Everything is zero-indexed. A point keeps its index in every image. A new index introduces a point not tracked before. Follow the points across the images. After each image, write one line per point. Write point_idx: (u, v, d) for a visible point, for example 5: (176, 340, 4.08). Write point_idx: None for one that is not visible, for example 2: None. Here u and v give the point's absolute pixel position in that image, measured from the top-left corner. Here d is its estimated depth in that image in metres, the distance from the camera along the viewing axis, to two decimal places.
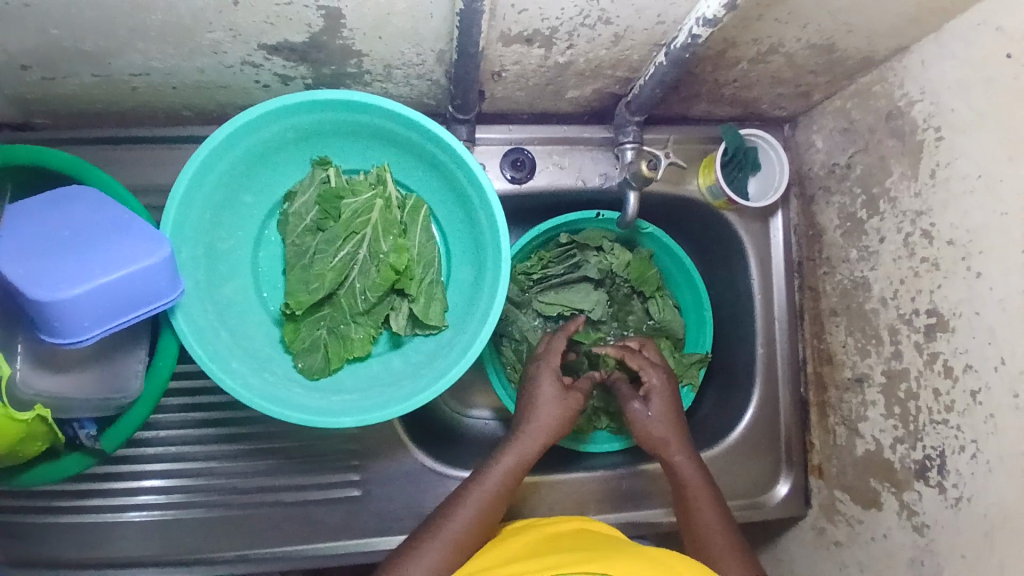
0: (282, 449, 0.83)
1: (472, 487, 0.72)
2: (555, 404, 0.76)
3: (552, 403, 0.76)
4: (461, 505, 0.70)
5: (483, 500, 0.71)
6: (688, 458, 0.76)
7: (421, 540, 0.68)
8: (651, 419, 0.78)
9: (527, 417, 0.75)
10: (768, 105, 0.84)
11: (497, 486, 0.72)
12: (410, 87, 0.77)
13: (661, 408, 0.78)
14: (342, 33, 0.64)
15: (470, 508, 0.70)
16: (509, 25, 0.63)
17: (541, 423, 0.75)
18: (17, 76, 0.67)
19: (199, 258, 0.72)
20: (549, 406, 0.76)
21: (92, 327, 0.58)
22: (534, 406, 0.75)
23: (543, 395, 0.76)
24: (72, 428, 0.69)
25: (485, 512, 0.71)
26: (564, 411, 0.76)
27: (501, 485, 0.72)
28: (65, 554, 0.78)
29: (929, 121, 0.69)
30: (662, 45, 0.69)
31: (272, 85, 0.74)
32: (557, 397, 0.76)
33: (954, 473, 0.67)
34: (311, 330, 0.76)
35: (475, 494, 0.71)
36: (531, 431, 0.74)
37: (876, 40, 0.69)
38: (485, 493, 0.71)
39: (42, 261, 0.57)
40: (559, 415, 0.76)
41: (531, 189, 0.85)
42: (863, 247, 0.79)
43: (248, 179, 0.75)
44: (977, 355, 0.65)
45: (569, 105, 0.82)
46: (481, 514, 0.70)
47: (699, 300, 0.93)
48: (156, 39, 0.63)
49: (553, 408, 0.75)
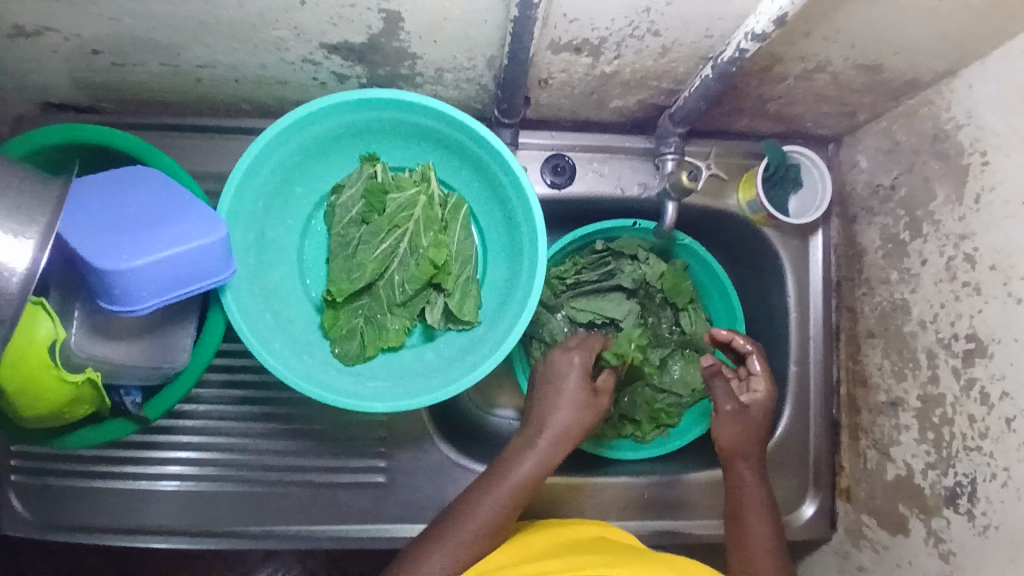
0: (312, 431, 0.85)
1: (490, 486, 0.72)
2: (577, 409, 0.76)
3: (573, 407, 0.76)
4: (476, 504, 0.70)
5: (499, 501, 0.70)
6: (753, 472, 0.80)
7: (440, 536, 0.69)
8: (738, 427, 0.82)
9: (544, 420, 0.75)
10: (811, 122, 0.85)
11: (518, 487, 0.72)
12: (459, 90, 0.79)
13: (754, 417, 0.83)
14: (399, 35, 0.67)
15: (485, 507, 0.70)
16: (559, 33, 0.65)
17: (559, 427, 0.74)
18: (92, 62, 0.72)
19: (250, 242, 0.75)
20: (570, 409, 0.76)
21: (147, 297, 0.62)
22: (553, 408, 0.75)
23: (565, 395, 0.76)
24: (117, 395, 0.73)
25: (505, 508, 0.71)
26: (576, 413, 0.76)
27: (523, 486, 0.72)
28: (103, 518, 0.83)
29: (975, 145, 0.69)
30: (709, 59, 0.70)
31: (328, 82, 0.77)
32: (580, 401, 0.76)
33: (984, 500, 0.66)
34: (349, 317, 0.79)
35: (493, 494, 0.71)
36: (551, 437, 0.74)
37: (925, 62, 0.69)
38: (504, 491, 0.71)
39: (106, 233, 0.61)
40: (580, 422, 0.76)
41: (570, 195, 0.87)
42: (903, 269, 0.78)
43: (300, 171, 0.79)
44: (1014, 381, 0.64)
45: (612, 114, 0.83)
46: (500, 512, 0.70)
47: (732, 312, 0.93)
48: (225, 34, 0.67)
49: (575, 413, 0.75)
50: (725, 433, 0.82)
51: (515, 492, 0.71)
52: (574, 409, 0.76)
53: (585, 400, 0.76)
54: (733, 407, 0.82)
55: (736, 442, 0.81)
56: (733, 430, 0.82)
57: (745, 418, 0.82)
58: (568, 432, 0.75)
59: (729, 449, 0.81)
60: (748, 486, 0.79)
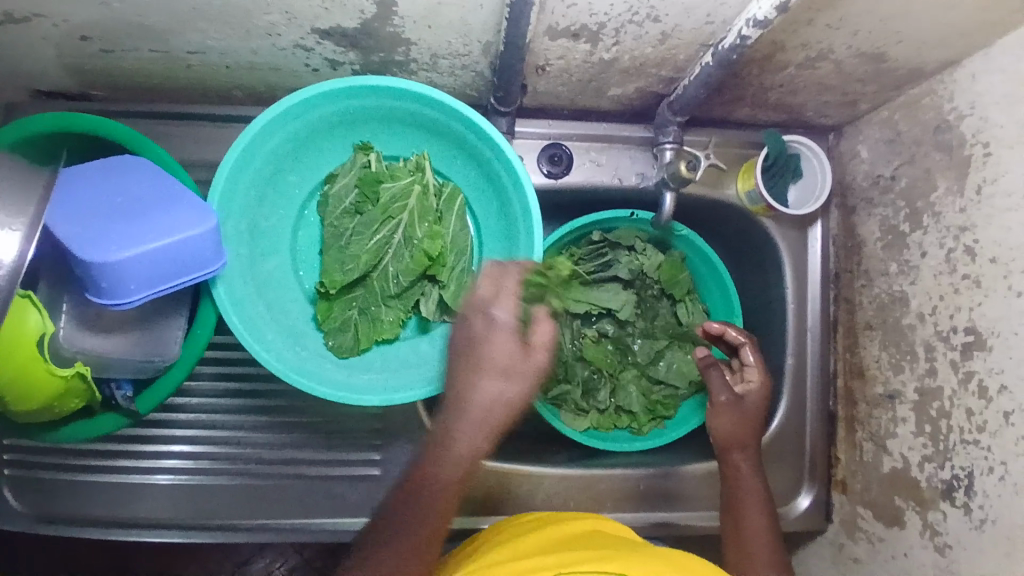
0: (307, 423, 0.85)
1: (419, 481, 0.64)
2: (502, 377, 0.65)
3: (498, 374, 0.65)
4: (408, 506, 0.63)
5: (431, 498, 0.63)
6: (750, 464, 0.81)
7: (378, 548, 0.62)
8: (736, 419, 0.83)
9: (465, 397, 0.65)
10: (813, 112, 0.83)
11: (449, 480, 0.64)
12: (454, 78, 0.78)
13: (750, 410, 0.83)
14: (393, 20, 0.65)
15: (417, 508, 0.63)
16: (557, 19, 0.64)
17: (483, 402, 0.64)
18: (81, 48, 0.70)
19: (242, 232, 0.74)
20: (495, 379, 0.65)
21: (138, 290, 0.61)
22: (476, 379, 0.65)
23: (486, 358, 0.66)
24: (109, 388, 0.72)
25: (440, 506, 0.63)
26: (499, 379, 0.65)
27: (453, 477, 0.64)
28: (95, 512, 0.82)
29: (977, 136, 0.68)
30: (709, 46, 0.69)
31: (321, 69, 0.76)
32: (505, 369, 0.65)
33: (981, 494, 0.66)
34: (343, 309, 0.78)
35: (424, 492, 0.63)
36: (475, 419, 0.65)
37: (928, 51, 0.68)
38: (433, 485, 0.63)
39: (96, 226, 0.60)
40: (508, 395, 0.65)
41: (567, 185, 0.86)
42: (903, 261, 0.77)
43: (293, 159, 0.77)
44: (1012, 375, 0.63)
45: (611, 103, 0.82)
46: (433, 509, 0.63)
47: (729, 303, 0.91)
48: (215, 18, 0.65)
49: (500, 382, 0.65)
50: (721, 425, 0.83)
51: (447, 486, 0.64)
52: (496, 379, 0.65)
53: (503, 359, 0.65)
54: (728, 399, 0.84)
55: (733, 435, 0.82)
56: (729, 422, 0.83)
57: (743, 411, 0.83)
58: (495, 409, 0.65)
59: (725, 441, 0.82)
60: (743, 477, 0.80)
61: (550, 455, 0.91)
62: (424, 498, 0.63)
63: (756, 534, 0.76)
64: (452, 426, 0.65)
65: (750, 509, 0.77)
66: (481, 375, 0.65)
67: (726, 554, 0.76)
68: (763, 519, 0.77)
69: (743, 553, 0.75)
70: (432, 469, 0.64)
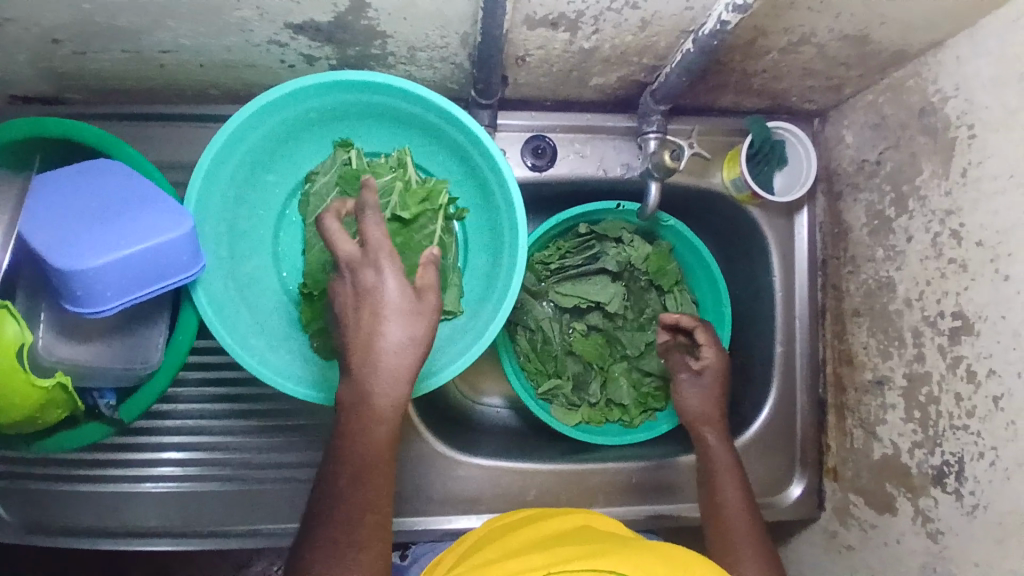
0: (296, 427, 0.83)
1: (341, 452, 0.55)
2: (409, 318, 0.54)
3: (401, 316, 0.54)
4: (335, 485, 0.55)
5: (355, 470, 0.55)
6: (720, 438, 0.80)
7: (312, 536, 0.54)
8: (700, 395, 0.84)
9: (367, 350, 0.54)
10: (797, 98, 0.83)
11: (369, 444, 0.55)
12: (433, 71, 0.77)
13: (710, 386, 0.84)
14: (367, 13, 0.64)
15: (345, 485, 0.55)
16: (534, 8, 0.62)
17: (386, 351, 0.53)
18: (50, 50, 0.69)
19: (221, 234, 0.73)
20: (396, 323, 0.53)
21: (113, 298, 0.60)
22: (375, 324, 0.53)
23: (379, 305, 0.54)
24: (91, 397, 0.71)
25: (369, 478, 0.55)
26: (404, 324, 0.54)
27: (375, 440, 0.55)
28: (83, 521, 0.81)
29: (962, 118, 0.67)
30: (690, 32, 0.67)
31: (297, 65, 0.74)
32: (404, 310, 0.54)
33: (972, 479, 0.66)
34: (327, 310, 0.76)
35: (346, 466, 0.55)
36: (385, 372, 0.54)
37: (912, 33, 0.67)
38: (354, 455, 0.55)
39: (67, 231, 0.59)
40: (414, 338, 0.54)
41: (551, 177, 0.85)
42: (890, 246, 0.77)
43: (271, 158, 0.76)
44: (1000, 359, 0.63)
45: (593, 93, 0.81)
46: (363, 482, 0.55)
47: (718, 292, 0.90)
48: (186, 16, 0.63)
49: (404, 325, 0.54)
50: (689, 402, 0.84)
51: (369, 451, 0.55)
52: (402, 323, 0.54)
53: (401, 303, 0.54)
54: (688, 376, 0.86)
55: (701, 411, 0.83)
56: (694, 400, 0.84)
57: (705, 387, 0.84)
58: (402, 356, 0.54)
59: (692, 420, 0.83)
60: (715, 450, 0.80)
61: (541, 451, 0.90)
62: (350, 472, 0.55)
63: (736, 512, 0.74)
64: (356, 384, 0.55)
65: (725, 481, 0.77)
66: (381, 321, 0.53)
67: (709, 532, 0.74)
68: (741, 496, 0.75)
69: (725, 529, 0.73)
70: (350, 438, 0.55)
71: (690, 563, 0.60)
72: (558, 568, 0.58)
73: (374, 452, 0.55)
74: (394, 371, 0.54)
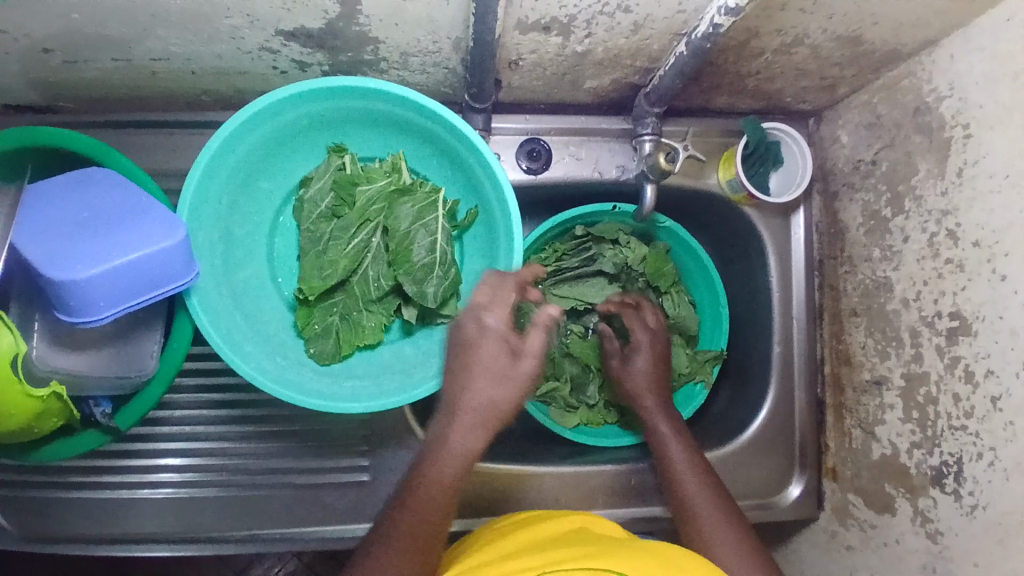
0: (295, 432, 0.84)
1: (414, 487, 0.63)
2: (497, 383, 0.63)
3: (491, 378, 0.64)
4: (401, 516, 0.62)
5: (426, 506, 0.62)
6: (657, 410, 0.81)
7: (371, 553, 0.61)
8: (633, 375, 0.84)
9: (456, 401, 0.64)
10: (792, 98, 0.82)
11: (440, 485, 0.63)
12: (426, 75, 0.76)
13: (640, 367, 0.84)
14: (358, 19, 0.63)
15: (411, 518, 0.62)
16: (526, 13, 0.62)
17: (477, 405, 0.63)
18: (42, 60, 0.69)
19: (215, 241, 0.73)
20: (486, 382, 0.63)
21: (107, 307, 0.60)
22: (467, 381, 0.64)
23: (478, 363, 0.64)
24: (87, 406, 0.71)
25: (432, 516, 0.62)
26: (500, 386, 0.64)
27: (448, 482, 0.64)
28: (80, 529, 0.81)
29: (957, 117, 0.67)
30: (682, 34, 0.67)
31: (289, 71, 0.74)
32: (498, 373, 0.64)
33: (971, 480, 0.66)
34: (324, 316, 0.77)
35: (416, 501, 0.63)
36: (467, 422, 0.64)
37: (904, 33, 0.67)
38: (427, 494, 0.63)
39: (60, 242, 0.58)
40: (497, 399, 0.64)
41: (546, 180, 0.84)
42: (886, 246, 0.77)
43: (265, 165, 0.76)
44: (998, 359, 0.63)
45: (586, 95, 0.80)
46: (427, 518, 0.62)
47: (715, 292, 0.91)
48: (176, 24, 0.63)
49: (493, 387, 0.63)
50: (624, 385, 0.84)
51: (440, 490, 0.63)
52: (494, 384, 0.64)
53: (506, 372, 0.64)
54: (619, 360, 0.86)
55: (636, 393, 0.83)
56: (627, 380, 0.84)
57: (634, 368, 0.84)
58: (484, 412, 0.64)
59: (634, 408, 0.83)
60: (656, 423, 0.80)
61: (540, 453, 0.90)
62: (419, 508, 0.62)
63: (694, 494, 0.74)
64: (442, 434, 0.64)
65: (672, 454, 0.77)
66: (471, 377, 0.64)
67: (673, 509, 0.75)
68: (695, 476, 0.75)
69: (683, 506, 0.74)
70: (426, 476, 0.64)
71: (687, 566, 0.60)
72: (553, 567, 0.58)
73: (445, 494, 0.63)
74: (474, 424, 0.63)
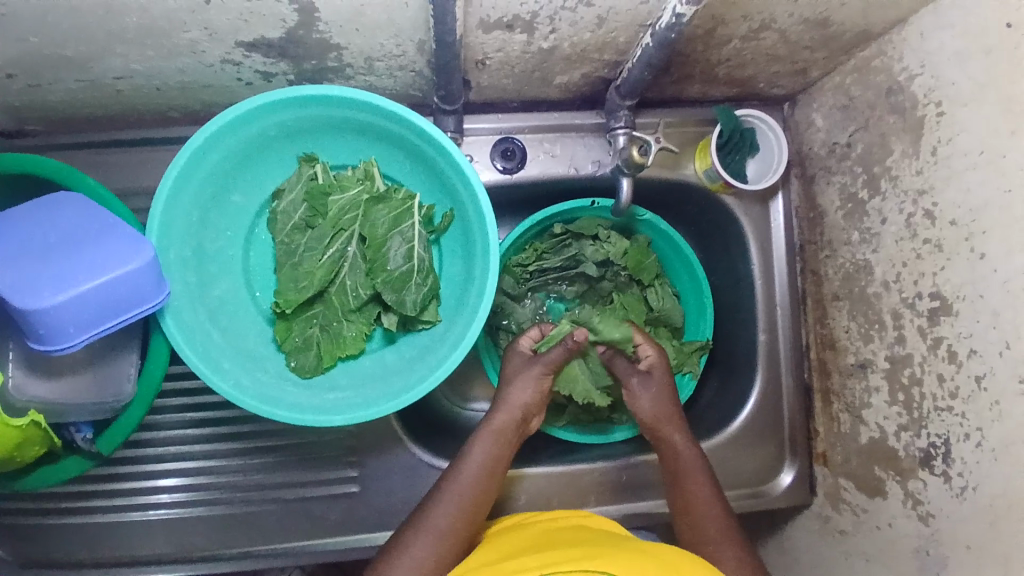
0: (283, 447, 0.83)
1: (450, 484, 0.71)
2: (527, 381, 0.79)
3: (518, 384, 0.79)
4: (443, 500, 0.70)
5: (467, 492, 0.71)
6: (647, 391, 0.81)
7: (410, 535, 0.67)
8: (653, 394, 0.81)
9: (499, 403, 0.78)
10: (764, 83, 0.82)
11: (479, 473, 0.72)
12: (394, 79, 0.75)
13: (661, 383, 0.81)
14: (318, 27, 0.62)
15: (452, 501, 0.70)
16: (488, 12, 0.61)
17: (516, 404, 0.77)
18: (4, 85, 0.67)
19: (187, 259, 0.72)
20: (523, 386, 0.78)
21: (77, 333, 0.58)
22: (508, 390, 0.78)
23: (513, 373, 0.80)
24: (68, 431, 0.70)
25: (472, 501, 0.70)
26: (535, 389, 0.79)
27: (484, 469, 0.73)
28: (72, 555, 0.80)
29: (929, 96, 0.66)
30: (648, 26, 0.67)
31: (254, 82, 0.73)
32: (533, 377, 0.79)
33: (959, 461, 0.65)
34: (303, 328, 0.76)
35: (458, 484, 0.71)
36: (506, 417, 0.76)
37: (872, 13, 0.66)
38: (467, 479, 0.71)
39: (26, 270, 0.57)
40: (529, 400, 0.78)
41: (522, 179, 0.84)
42: (864, 228, 0.76)
43: (235, 179, 0.75)
44: (980, 338, 0.62)
45: (558, 91, 0.80)
46: (467, 501, 0.70)
47: (699, 286, 0.91)
48: (134, 42, 0.62)
49: (528, 390, 0.78)
50: (641, 403, 0.81)
51: (478, 476, 0.72)
52: (526, 386, 0.78)
53: (542, 380, 0.79)
54: (640, 381, 0.81)
55: (660, 409, 0.80)
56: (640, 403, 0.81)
57: (653, 386, 0.81)
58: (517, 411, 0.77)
59: (649, 421, 0.80)
60: (643, 405, 0.80)
61: (531, 454, 0.89)
62: (459, 492, 0.71)
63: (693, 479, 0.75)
64: (483, 431, 0.75)
65: (669, 432, 0.79)
66: (508, 384, 0.79)
67: (670, 498, 0.76)
68: (690, 443, 0.78)
69: (687, 492, 0.75)
70: (458, 473, 0.72)
71: (682, 567, 0.59)
72: (551, 569, 0.58)
73: (477, 492, 0.71)
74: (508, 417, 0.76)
